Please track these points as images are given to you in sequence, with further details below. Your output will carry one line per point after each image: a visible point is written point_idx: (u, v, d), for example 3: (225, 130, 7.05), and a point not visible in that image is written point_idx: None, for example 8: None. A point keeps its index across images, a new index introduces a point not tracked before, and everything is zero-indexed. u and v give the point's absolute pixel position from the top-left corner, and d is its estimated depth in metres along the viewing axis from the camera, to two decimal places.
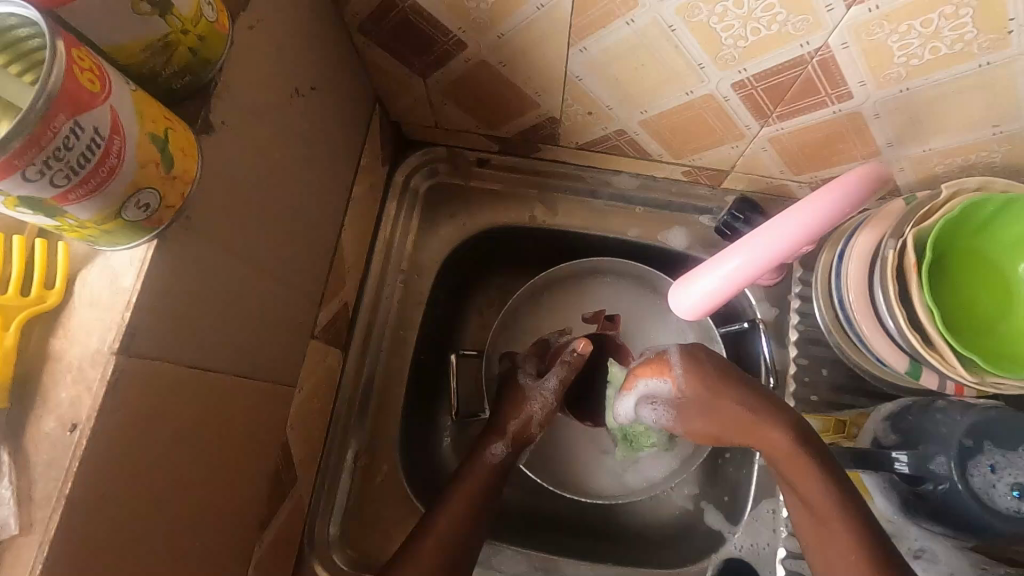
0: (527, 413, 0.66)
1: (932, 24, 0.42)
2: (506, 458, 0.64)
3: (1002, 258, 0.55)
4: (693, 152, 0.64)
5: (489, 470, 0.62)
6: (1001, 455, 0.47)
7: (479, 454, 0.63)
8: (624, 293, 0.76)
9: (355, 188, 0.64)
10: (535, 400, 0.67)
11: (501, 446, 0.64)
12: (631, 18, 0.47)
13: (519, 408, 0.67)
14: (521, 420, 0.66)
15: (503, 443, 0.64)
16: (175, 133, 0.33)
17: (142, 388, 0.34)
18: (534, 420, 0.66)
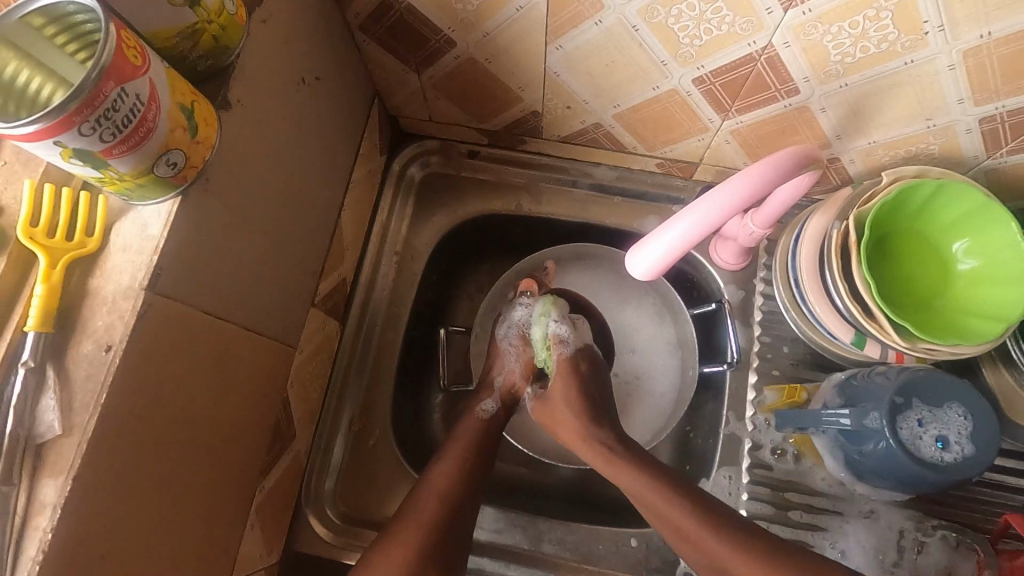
0: (506, 366, 0.72)
1: (859, 26, 0.48)
2: (496, 412, 0.69)
3: (940, 240, 0.61)
4: (664, 144, 0.70)
5: (480, 422, 0.66)
6: (928, 411, 0.52)
7: (472, 409, 0.68)
8: (602, 279, 0.82)
9: (355, 172, 0.70)
10: (510, 352, 0.72)
11: (489, 401, 0.69)
12: (599, 19, 0.53)
13: (499, 365, 0.72)
14: (504, 377, 0.71)
15: (492, 399, 0.70)
16: (199, 105, 0.40)
17: (165, 322, 0.40)
18: (514, 372, 0.71)
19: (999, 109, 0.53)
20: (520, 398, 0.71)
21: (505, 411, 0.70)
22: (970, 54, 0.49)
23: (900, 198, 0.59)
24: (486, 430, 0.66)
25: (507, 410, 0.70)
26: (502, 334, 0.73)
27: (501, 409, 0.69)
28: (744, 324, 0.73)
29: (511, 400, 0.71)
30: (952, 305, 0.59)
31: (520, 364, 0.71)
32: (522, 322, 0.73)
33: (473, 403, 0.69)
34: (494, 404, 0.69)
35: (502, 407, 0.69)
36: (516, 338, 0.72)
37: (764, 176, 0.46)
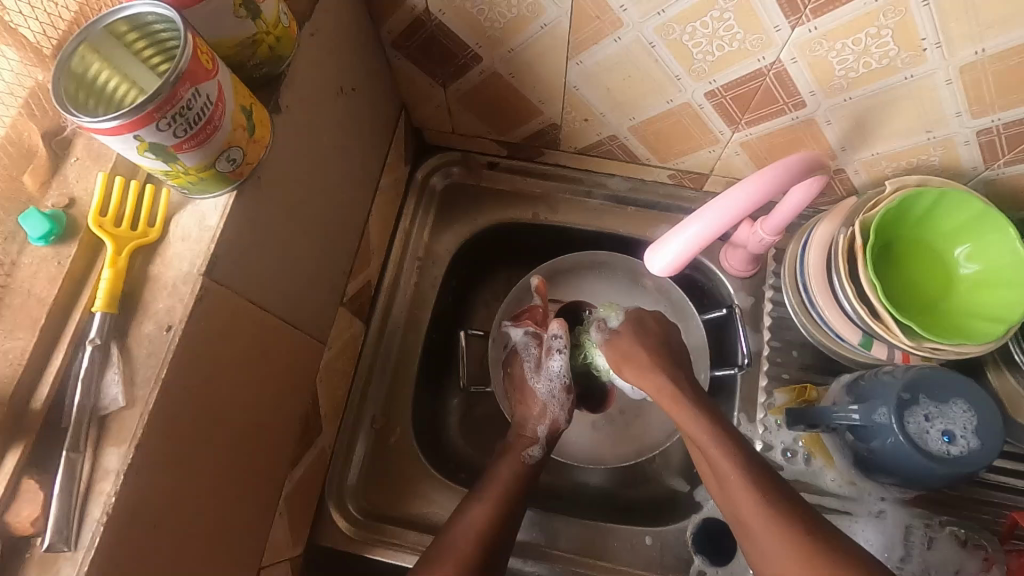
0: (551, 415, 0.72)
1: (862, 42, 0.52)
2: (542, 457, 0.69)
3: (941, 246, 0.64)
4: (676, 156, 0.74)
5: (521, 466, 0.67)
6: (934, 406, 0.55)
7: (516, 453, 0.68)
8: (614, 288, 0.84)
9: (382, 180, 0.73)
10: (552, 400, 0.73)
11: (536, 448, 0.69)
12: (618, 35, 0.57)
13: (541, 411, 0.72)
14: (547, 424, 0.71)
15: (538, 445, 0.69)
16: (256, 108, 0.43)
17: (218, 306, 0.43)
18: (556, 417, 0.72)
19: (996, 122, 0.56)
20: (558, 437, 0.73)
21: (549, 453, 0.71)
22: (966, 69, 0.52)
23: (903, 206, 0.62)
24: (524, 469, 0.67)
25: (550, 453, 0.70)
26: (540, 383, 0.74)
27: (547, 452, 0.70)
28: (754, 329, 0.75)
29: (554, 441, 0.71)
30: (955, 308, 0.62)
31: (564, 412, 0.73)
32: (563, 375, 0.73)
33: (517, 447, 0.69)
34: (543, 452, 0.69)
35: (547, 450, 0.70)
36: (557, 386, 0.73)
37: (776, 179, 0.49)
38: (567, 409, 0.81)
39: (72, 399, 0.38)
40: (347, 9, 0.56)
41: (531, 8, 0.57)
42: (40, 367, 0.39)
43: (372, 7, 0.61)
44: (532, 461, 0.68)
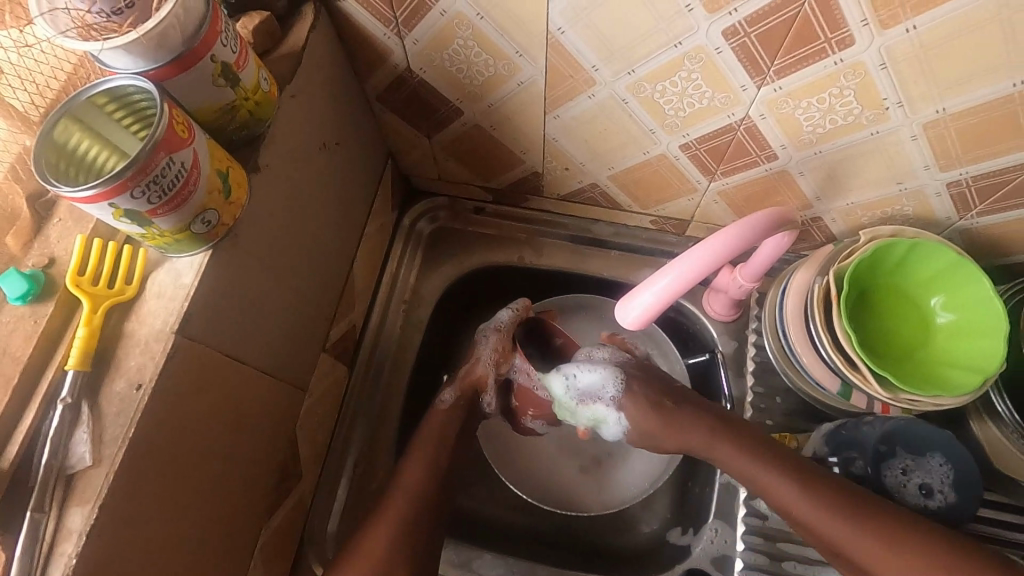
0: (478, 357, 0.67)
1: (826, 102, 0.54)
2: (451, 403, 0.67)
3: (919, 295, 0.64)
4: (656, 203, 0.75)
5: (435, 413, 0.66)
6: (911, 459, 0.54)
7: (434, 401, 0.67)
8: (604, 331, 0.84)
9: (368, 226, 0.75)
10: (484, 343, 0.67)
11: (449, 392, 0.67)
12: (592, 93, 0.59)
13: (475, 356, 0.68)
14: (471, 370, 0.67)
15: (451, 390, 0.67)
16: (233, 171, 0.45)
17: (191, 363, 0.44)
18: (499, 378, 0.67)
19: (963, 175, 0.57)
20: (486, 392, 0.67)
21: (472, 403, 0.67)
22: (929, 126, 0.53)
23: (877, 254, 0.62)
24: (446, 426, 0.65)
25: (468, 403, 0.67)
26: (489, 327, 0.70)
27: (461, 400, 0.67)
28: (737, 374, 0.75)
29: (473, 393, 0.67)
30: (933, 358, 0.62)
31: (492, 356, 0.66)
32: (504, 320, 0.68)
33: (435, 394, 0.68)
34: (451, 396, 0.66)
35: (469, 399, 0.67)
36: (493, 330, 0.68)
37: (745, 233, 0.49)
38: (554, 454, 0.80)
39: (40, 457, 0.39)
40: (331, 69, 0.59)
41: (507, 67, 0.59)
42: (11, 426, 0.39)
43: (357, 65, 0.63)
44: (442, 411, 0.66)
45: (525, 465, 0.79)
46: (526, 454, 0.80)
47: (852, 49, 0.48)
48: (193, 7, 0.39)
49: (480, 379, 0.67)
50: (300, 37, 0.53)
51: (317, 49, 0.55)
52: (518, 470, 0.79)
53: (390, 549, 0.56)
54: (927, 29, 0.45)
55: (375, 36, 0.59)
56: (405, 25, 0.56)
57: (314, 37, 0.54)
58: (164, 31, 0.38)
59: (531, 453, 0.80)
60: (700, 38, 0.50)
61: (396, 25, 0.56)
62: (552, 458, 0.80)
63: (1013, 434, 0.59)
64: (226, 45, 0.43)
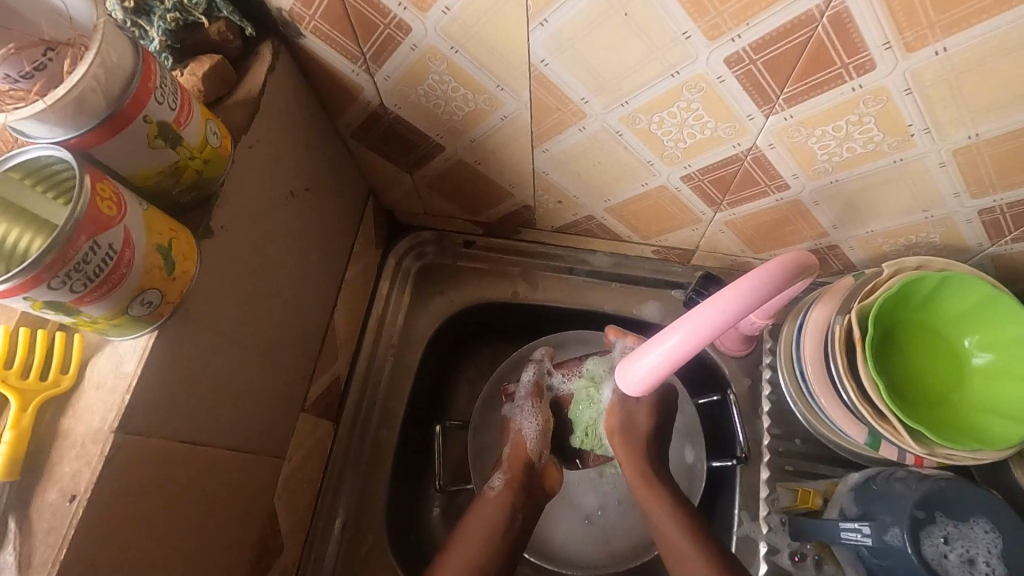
0: (516, 434, 0.68)
1: (843, 129, 0.48)
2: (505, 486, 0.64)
3: (950, 330, 0.58)
4: (658, 234, 0.70)
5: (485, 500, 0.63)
6: (953, 525, 0.48)
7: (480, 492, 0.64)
8: None
9: (348, 270, 0.70)
10: (522, 417, 0.69)
11: (500, 474, 0.66)
12: (582, 125, 0.54)
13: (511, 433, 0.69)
14: (511, 444, 0.68)
15: (499, 474, 0.66)
16: (178, 241, 0.40)
17: (135, 461, 0.39)
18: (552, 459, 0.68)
19: (997, 203, 0.52)
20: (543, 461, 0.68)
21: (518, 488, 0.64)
22: (959, 152, 0.48)
23: (903, 291, 0.56)
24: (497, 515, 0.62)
25: (515, 488, 0.64)
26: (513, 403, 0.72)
27: (509, 486, 0.64)
28: (751, 416, 0.70)
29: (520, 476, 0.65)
30: (970, 402, 0.56)
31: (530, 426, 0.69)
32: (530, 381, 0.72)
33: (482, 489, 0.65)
34: (501, 482, 0.64)
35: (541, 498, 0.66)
36: (525, 400, 0.71)
37: (759, 285, 0.44)
38: (558, 504, 0.75)
39: None
40: (296, 112, 0.54)
41: (489, 101, 0.53)
42: None
43: (326, 103, 0.58)
44: (495, 495, 0.63)
45: None
46: None
47: (873, 74, 0.42)
48: (117, 65, 0.34)
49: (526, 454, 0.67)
50: (257, 82, 0.48)
51: (277, 92, 0.50)
52: None
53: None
54: (960, 51, 0.39)
55: (342, 72, 0.53)
56: (374, 61, 0.51)
57: (274, 80, 0.49)
58: (81, 95, 0.33)
59: None
60: (700, 66, 0.45)
61: (364, 61, 0.51)
62: (557, 508, 0.74)
63: None
64: (163, 101, 0.38)
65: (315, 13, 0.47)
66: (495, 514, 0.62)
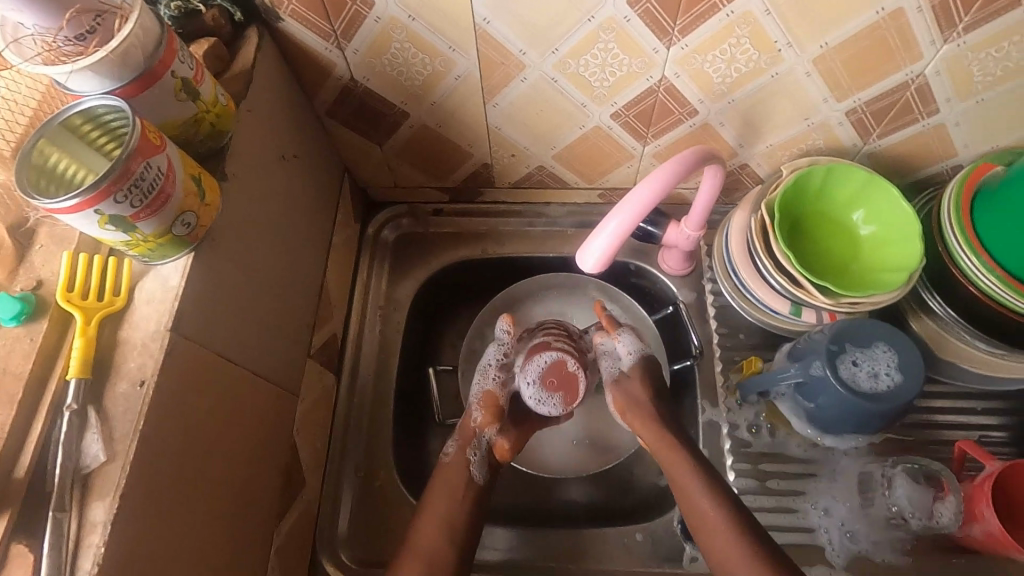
0: (470, 415, 0.73)
1: (728, 52, 0.61)
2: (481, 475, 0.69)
3: (843, 215, 0.71)
4: (600, 176, 0.81)
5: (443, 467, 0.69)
6: (860, 351, 0.60)
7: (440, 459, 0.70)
8: (577, 308, 0.90)
9: (334, 237, 0.78)
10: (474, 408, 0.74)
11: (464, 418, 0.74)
12: (524, 76, 0.65)
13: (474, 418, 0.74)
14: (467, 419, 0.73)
15: (453, 443, 0.71)
16: (205, 177, 0.48)
17: (187, 358, 0.46)
18: (487, 443, 0.71)
19: (858, 102, 0.66)
20: (484, 432, 0.72)
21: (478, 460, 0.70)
22: (818, 61, 0.61)
23: (800, 182, 0.69)
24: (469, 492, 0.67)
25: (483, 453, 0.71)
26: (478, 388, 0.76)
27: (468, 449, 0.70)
28: (701, 322, 0.81)
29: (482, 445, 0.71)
30: (866, 267, 0.68)
31: (480, 410, 0.73)
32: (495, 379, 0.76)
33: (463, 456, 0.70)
34: (457, 449, 0.70)
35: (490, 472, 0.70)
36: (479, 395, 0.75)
37: (674, 171, 0.55)
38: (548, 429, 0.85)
39: (54, 462, 0.41)
40: (281, 88, 0.63)
41: (444, 63, 0.64)
42: (21, 436, 0.41)
43: (303, 84, 0.68)
44: (450, 460, 0.69)
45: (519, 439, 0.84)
46: None
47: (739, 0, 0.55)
48: (150, 29, 0.43)
49: (471, 429, 0.72)
50: (248, 58, 0.57)
51: (264, 68, 0.59)
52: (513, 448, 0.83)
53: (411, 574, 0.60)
54: None
55: (318, 52, 0.63)
56: (344, 37, 0.61)
57: (261, 57, 0.59)
58: (127, 50, 0.42)
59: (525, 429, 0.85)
60: (609, 9, 0.57)
61: (335, 37, 0.61)
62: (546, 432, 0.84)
63: (950, 326, 0.70)
64: (184, 61, 0.46)
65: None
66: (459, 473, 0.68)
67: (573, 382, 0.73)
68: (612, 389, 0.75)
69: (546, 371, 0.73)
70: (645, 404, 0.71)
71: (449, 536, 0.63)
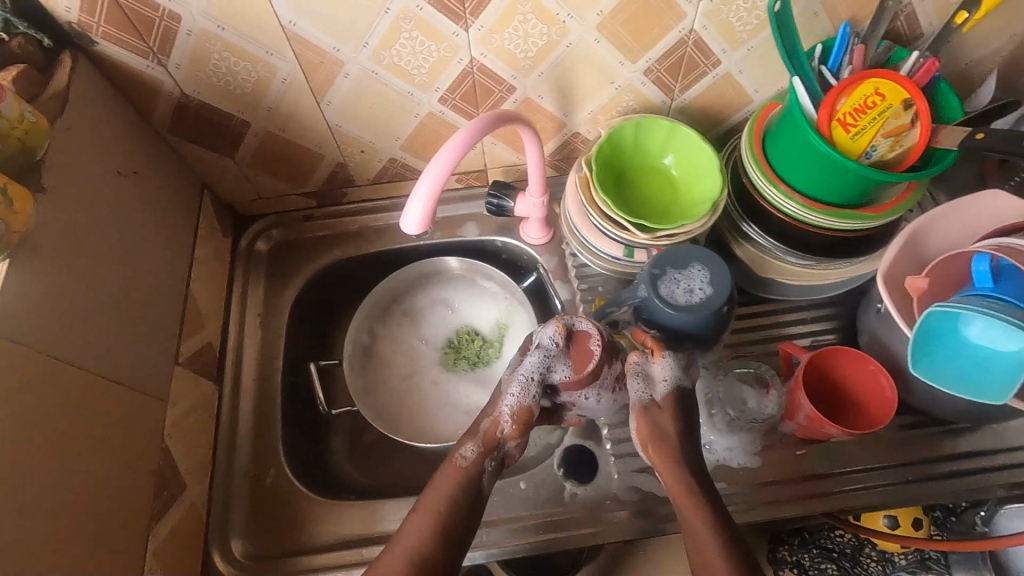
0: (499, 412, 0.66)
1: (519, 29, 0.68)
2: (473, 459, 0.64)
3: (660, 164, 0.79)
4: (451, 161, 0.87)
5: (458, 472, 0.62)
6: (678, 272, 0.67)
7: (451, 457, 0.64)
8: (459, 292, 0.98)
9: (199, 250, 0.80)
10: (507, 398, 0.66)
11: (484, 417, 0.67)
12: (346, 72, 0.71)
13: (493, 406, 0.67)
14: (490, 421, 0.66)
15: (473, 444, 0.64)
16: (13, 187, 0.52)
17: (10, 358, 0.50)
18: (496, 456, 0.65)
19: (650, 62, 0.75)
20: (507, 443, 0.66)
21: (485, 456, 0.64)
22: (600, 28, 0.70)
23: (614, 139, 0.76)
24: (461, 491, 0.61)
25: (488, 452, 0.64)
26: (528, 369, 0.66)
27: (484, 455, 0.64)
28: (563, 281, 0.88)
29: (491, 447, 0.65)
30: (683, 205, 0.76)
31: (515, 415, 0.65)
32: (530, 369, 0.66)
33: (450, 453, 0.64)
34: (475, 451, 0.64)
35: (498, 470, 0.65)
36: (514, 395, 0.66)
37: (469, 133, 0.60)
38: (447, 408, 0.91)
39: None
40: (107, 108, 0.66)
41: (266, 68, 0.69)
42: None
43: (135, 103, 0.71)
44: (463, 461, 0.63)
45: (419, 418, 0.91)
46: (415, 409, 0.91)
47: None
48: None
49: (488, 434, 0.65)
50: (62, 80, 0.60)
51: (83, 88, 0.62)
52: (411, 428, 0.89)
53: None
54: None
55: (140, 71, 0.67)
56: (162, 53, 0.65)
57: (76, 79, 0.62)
58: None
59: (424, 404, 0.91)
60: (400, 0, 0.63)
61: (153, 54, 0.65)
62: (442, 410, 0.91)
63: (766, 249, 0.78)
64: None
65: (99, 19, 0.60)
66: (459, 479, 0.62)
67: (584, 347, 0.65)
68: (636, 416, 0.65)
69: (573, 359, 0.65)
70: (675, 438, 0.62)
71: (440, 539, 0.57)
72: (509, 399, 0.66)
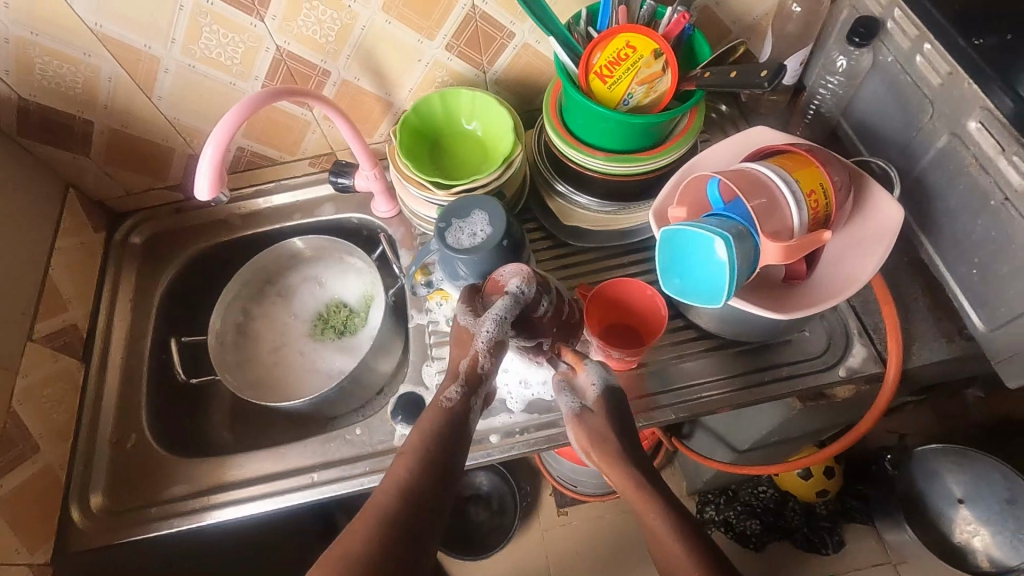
0: (474, 350, 0.63)
1: (310, 15, 0.76)
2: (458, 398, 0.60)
3: (471, 132, 0.87)
4: (296, 145, 0.95)
5: (444, 411, 0.58)
6: (462, 221, 0.74)
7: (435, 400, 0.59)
8: (329, 270, 1.05)
9: (61, 241, 0.88)
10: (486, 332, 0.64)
11: (479, 359, 0.62)
12: (165, 67, 0.79)
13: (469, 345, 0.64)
14: (469, 359, 0.63)
15: (456, 385, 0.60)
16: None
17: None
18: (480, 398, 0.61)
19: (447, 38, 0.83)
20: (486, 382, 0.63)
21: (467, 391, 0.60)
22: (387, 9, 0.78)
23: (423, 111, 0.85)
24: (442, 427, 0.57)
25: (468, 393, 0.60)
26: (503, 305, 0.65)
27: (461, 394, 0.60)
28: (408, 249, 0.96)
29: (474, 385, 0.61)
30: (489, 166, 0.84)
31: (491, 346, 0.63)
32: (509, 305, 0.65)
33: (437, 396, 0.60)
34: (459, 390, 0.60)
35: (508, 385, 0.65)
36: (495, 328, 0.64)
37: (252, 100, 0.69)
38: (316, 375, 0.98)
39: None
40: None
41: (87, 68, 0.77)
42: None
43: None
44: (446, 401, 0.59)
45: (292, 383, 0.98)
46: (286, 378, 0.98)
47: None
48: None
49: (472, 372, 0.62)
50: None
51: None
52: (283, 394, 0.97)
53: (398, 529, 0.47)
54: None
55: None
56: None
57: None
58: None
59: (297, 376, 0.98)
60: None
61: None
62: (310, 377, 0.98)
63: (569, 199, 0.86)
64: None
65: None
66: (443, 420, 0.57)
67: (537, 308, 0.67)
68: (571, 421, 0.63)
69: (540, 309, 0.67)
70: (611, 438, 0.60)
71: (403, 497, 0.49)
72: (491, 333, 0.64)
